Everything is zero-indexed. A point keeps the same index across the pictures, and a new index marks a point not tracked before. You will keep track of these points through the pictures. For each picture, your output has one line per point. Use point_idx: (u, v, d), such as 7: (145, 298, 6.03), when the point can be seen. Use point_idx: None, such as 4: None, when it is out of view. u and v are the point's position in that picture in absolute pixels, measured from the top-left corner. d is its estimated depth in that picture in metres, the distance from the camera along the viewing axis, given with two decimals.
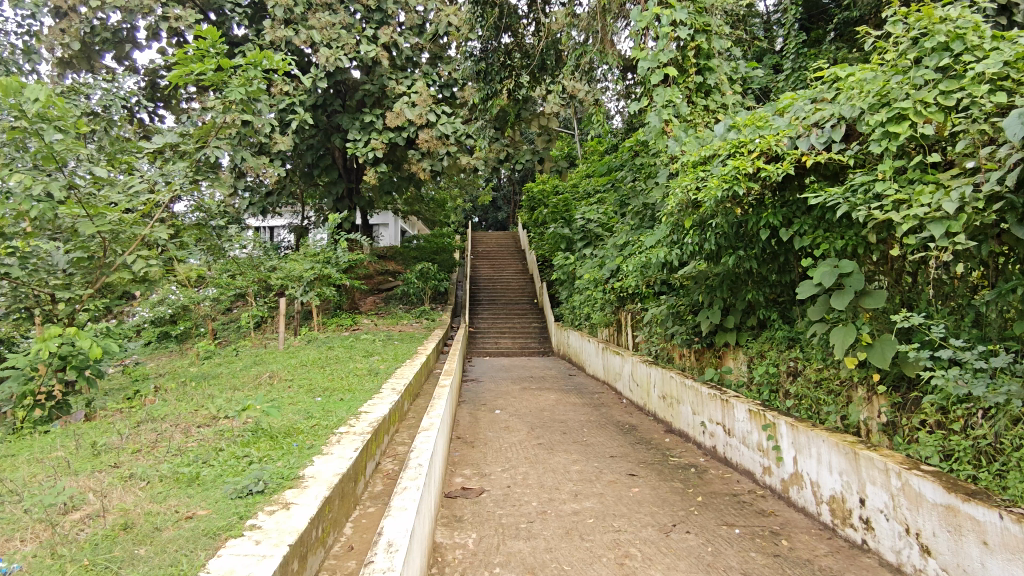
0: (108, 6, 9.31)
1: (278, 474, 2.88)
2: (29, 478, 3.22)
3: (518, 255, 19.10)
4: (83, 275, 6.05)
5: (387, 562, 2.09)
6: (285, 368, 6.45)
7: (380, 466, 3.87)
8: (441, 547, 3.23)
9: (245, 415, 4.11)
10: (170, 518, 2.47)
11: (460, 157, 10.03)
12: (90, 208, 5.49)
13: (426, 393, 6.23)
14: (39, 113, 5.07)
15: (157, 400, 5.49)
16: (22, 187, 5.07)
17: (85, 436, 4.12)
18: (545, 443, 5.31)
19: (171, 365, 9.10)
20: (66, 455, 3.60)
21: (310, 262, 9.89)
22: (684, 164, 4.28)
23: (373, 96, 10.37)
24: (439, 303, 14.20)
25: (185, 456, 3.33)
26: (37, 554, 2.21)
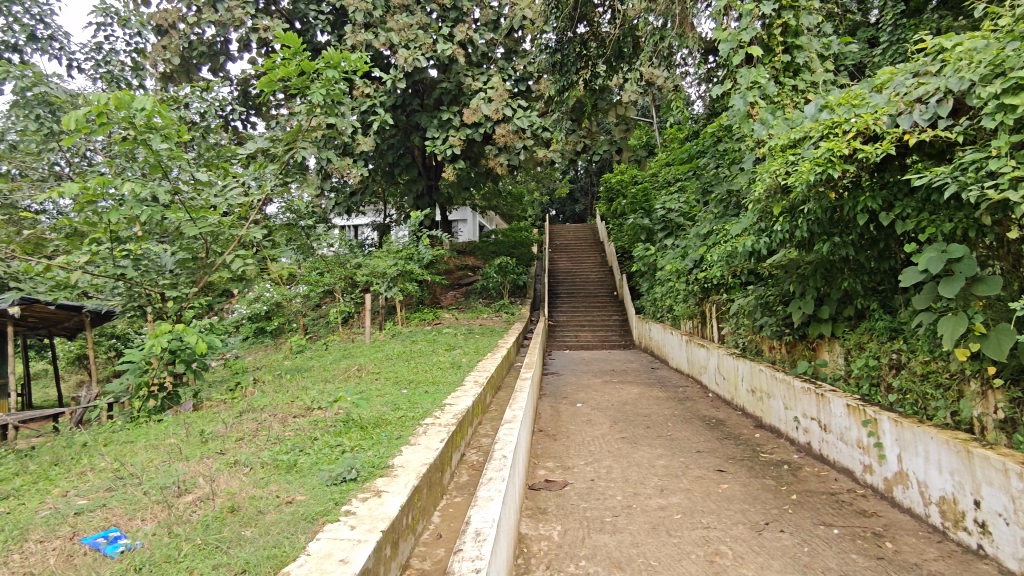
0: (204, 20, 9.89)
1: (370, 463, 2.99)
2: (147, 463, 3.50)
3: (597, 248, 18.94)
4: (188, 275, 6.50)
5: (476, 551, 2.13)
6: (372, 361, 6.69)
7: (465, 457, 3.93)
8: (526, 539, 3.25)
9: (337, 407, 4.28)
10: (273, 502, 2.60)
11: (537, 151, 9.91)
12: (193, 212, 5.88)
13: (508, 386, 6.29)
14: (147, 124, 5.45)
15: (257, 391, 5.83)
16: (134, 195, 5.49)
17: (194, 424, 4.43)
18: (629, 437, 5.25)
19: (268, 359, 9.63)
20: (178, 441, 3.89)
21: (394, 259, 10.18)
22: (772, 148, 4.10)
23: (451, 94, 10.53)
24: (519, 297, 14.28)
25: (284, 445, 3.51)
26: (156, 533, 2.39)
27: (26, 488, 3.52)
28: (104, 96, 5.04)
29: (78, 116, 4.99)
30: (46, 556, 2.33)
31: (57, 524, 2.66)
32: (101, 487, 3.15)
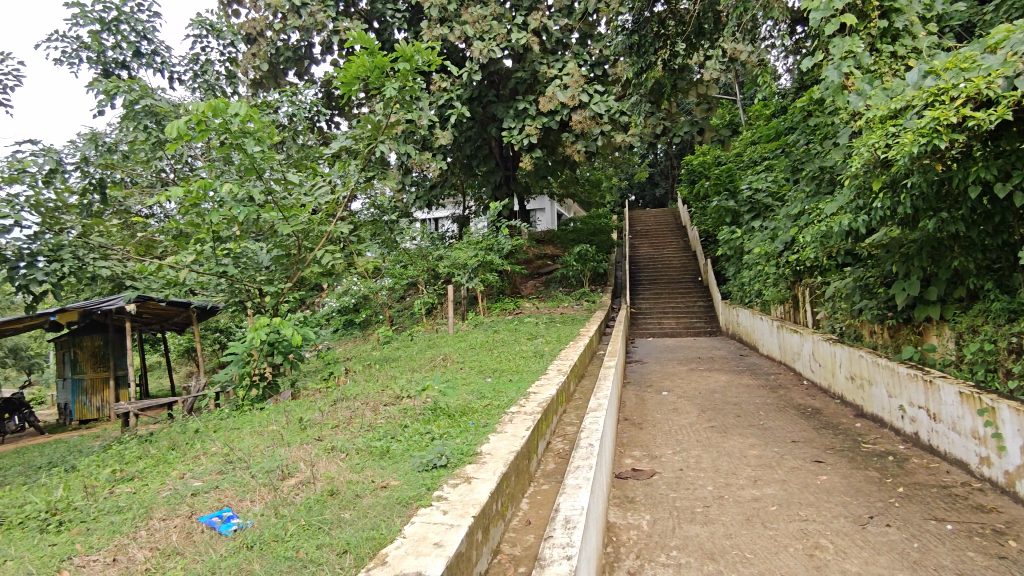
0: (289, 26, 10.33)
1: (459, 450, 3.06)
2: (253, 448, 3.73)
3: (680, 232, 18.46)
4: (283, 270, 6.84)
5: (566, 538, 2.14)
6: (457, 351, 6.83)
7: (551, 445, 3.94)
8: (615, 527, 3.24)
9: (425, 395, 4.41)
10: (369, 486, 2.71)
11: (615, 136, 9.77)
12: (285, 210, 6.17)
13: (591, 374, 6.26)
14: (241, 129, 5.76)
15: (349, 381, 6.08)
16: (231, 196, 5.83)
17: (293, 412, 4.68)
18: (718, 425, 5.11)
19: (357, 350, 10.02)
20: (280, 428, 4.13)
21: (474, 250, 10.32)
22: (870, 120, 3.86)
23: (526, 83, 10.51)
24: (599, 285, 14.16)
25: (376, 432, 3.64)
26: (264, 513, 2.55)
27: (149, 470, 3.84)
28: (202, 104, 5.37)
29: (180, 124, 5.34)
30: (169, 532, 2.54)
31: (177, 503, 2.89)
32: (214, 470, 3.40)
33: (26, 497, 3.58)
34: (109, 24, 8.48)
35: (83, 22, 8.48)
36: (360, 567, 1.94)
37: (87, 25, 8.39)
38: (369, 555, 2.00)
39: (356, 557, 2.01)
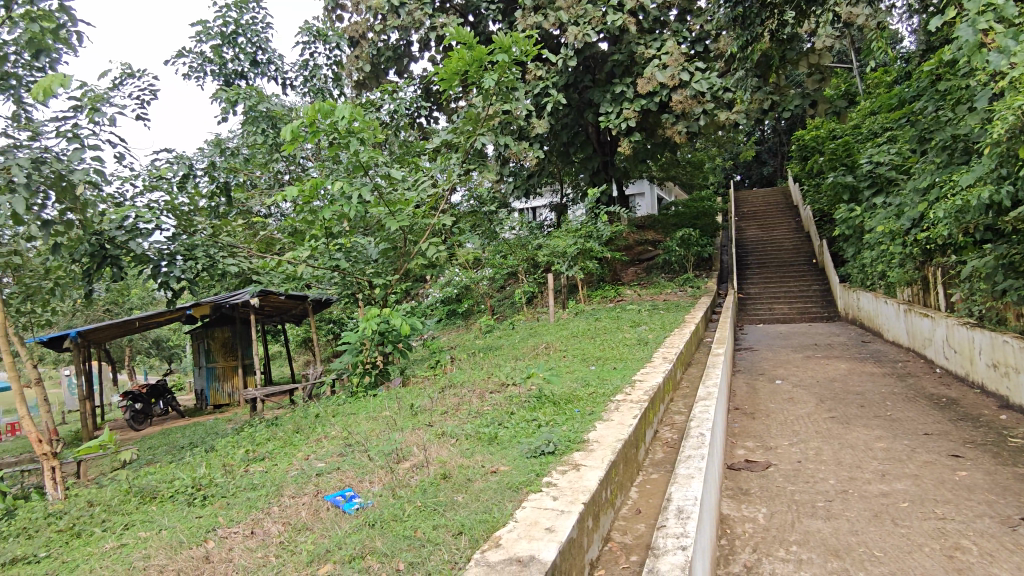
0: (389, 26, 10.66)
1: (566, 437, 3.07)
2: (369, 432, 3.92)
3: (790, 212, 17.48)
4: (391, 263, 7.13)
5: (680, 528, 2.09)
6: (559, 339, 6.84)
7: (659, 434, 3.87)
8: (729, 520, 3.14)
9: (530, 382, 4.45)
10: (479, 471, 2.78)
11: (718, 114, 9.37)
12: (390, 205, 6.41)
13: (699, 362, 6.08)
14: (348, 130, 6.01)
15: (455, 368, 6.25)
16: (341, 193, 6.12)
17: (404, 398, 4.88)
18: (839, 416, 4.81)
19: (462, 339, 10.28)
20: (393, 414, 4.32)
21: (574, 238, 10.26)
22: (1015, 79, 3.48)
23: (623, 66, 10.28)
24: (703, 270, 13.69)
25: (484, 418, 3.72)
26: (383, 494, 2.68)
27: (278, 451, 4.13)
28: (313, 107, 5.66)
29: (293, 127, 5.67)
30: (299, 509, 2.73)
31: (303, 482, 3.09)
32: (335, 452, 3.60)
33: (174, 473, 3.96)
34: (229, 37, 9.12)
35: (206, 37, 9.16)
36: (475, 548, 2.00)
37: (209, 40, 9.06)
38: (484, 538, 2.05)
39: (470, 539, 2.07)
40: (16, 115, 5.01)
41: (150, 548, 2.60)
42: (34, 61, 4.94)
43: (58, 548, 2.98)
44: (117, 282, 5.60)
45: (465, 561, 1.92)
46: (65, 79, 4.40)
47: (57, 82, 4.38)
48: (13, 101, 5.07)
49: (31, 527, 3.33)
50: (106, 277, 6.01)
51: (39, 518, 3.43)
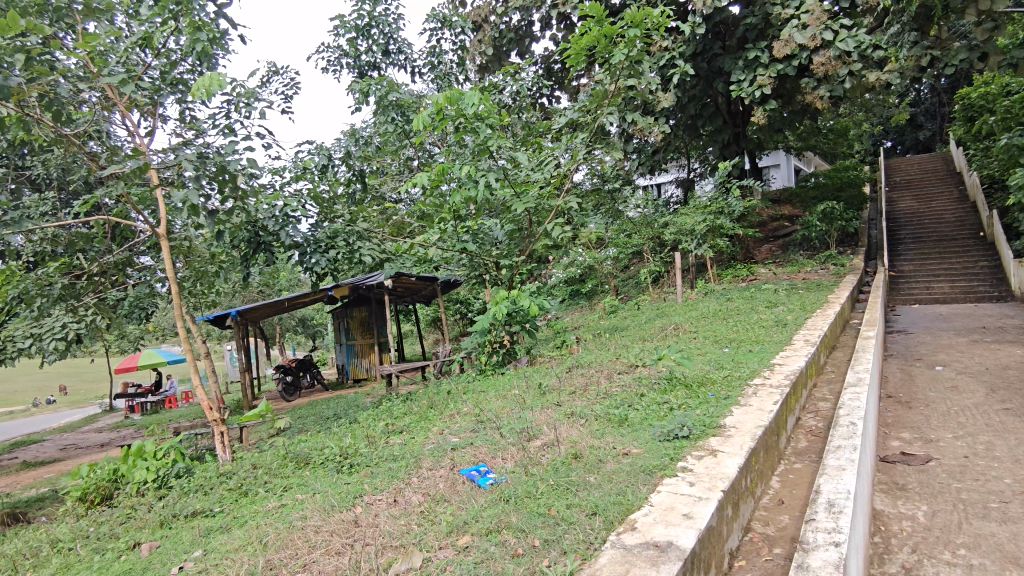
0: (511, 8, 10.69)
1: (702, 421, 2.96)
2: (500, 410, 4.01)
3: (953, 180, 15.64)
4: (517, 244, 7.22)
5: (831, 523, 1.95)
6: (689, 320, 6.62)
7: (802, 422, 3.63)
8: (884, 517, 2.90)
9: (661, 364, 4.33)
10: (611, 452, 2.76)
11: (866, 74, 8.54)
12: (516, 186, 6.48)
13: (845, 345, 5.63)
14: (474, 114, 6.10)
15: (582, 348, 6.27)
16: (469, 176, 6.25)
17: (533, 377, 4.95)
18: (1015, 408, 4.27)
19: (586, 319, 10.26)
20: (522, 392, 4.39)
21: (703, 215, 9.78)
22: None
23: (757, 29, 9.63)
24: (848, 246, 12.66)
25: (613, 399, 3.68)
26: (516, 470, 2.74)
27: (414, 425, 4.34)
28: (442, 95, 5.83)
29: (423, 115, 5.86)
30: (437, 481, 2.85)
31: (440, 456, 3.23)
32: (468, 428, 3.73)
33: (323, 442, 4.28)
34: (362, 29, 9.56)
35: (342, 31, 9.67)
36: (610, 530, 1.98)
37: (346, 34, 9.55)
38: (618, 520, 2.03)
39: (605, 520, 2.06)
40: (182, 116, 5.58)
41: (306, 509, 2.84)
42: (195, 64, 5.45)
43: (230, 504, 3.34)
44: (270, 266, 6.12)
45: (601, 542, 1.92)
46: (220, 79, 4.81)
47: (215, 81, 4.79)
48: (179, 103, 5.65)
49: (207, 484, 3.74)
50: (261, 261, 6.57)
51: (214, 476, 3.86)
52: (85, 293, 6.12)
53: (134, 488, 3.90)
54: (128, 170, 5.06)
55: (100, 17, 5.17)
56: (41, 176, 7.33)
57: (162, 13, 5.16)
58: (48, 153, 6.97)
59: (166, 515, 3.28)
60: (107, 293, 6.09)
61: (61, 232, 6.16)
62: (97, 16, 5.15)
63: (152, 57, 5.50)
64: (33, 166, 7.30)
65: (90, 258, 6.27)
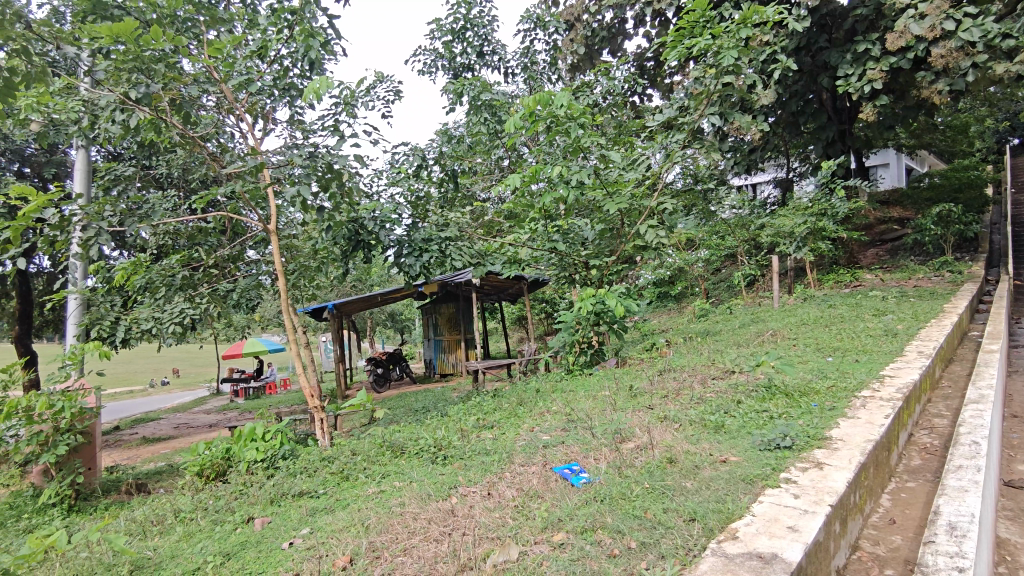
0: (605, 6, 10.57)
1: (805, 432, 2.84)
2: (590, 410, 4.01)
3: None
4: (607, 244, 7.16)
5: (953, 547, 1.84)
6: (787, 326, 6.34)
7: (915, 438, 3.41)
8: (1009, 546, 2.68)
9: (759, 371, 4.18)
10: (707, 458, 2.70)
11: (993, 66, 7.87)
12: (608, 186, 6.43)
13: (962, 359, 5.23)
14: (567, 114, 6.09)
15: (672, 351, 6.15)
16: (560, 176, 6.26)
17: (623, 379, 4.91)
18: None
19: (674, 322, 10.05)
20: (612, 394, 4.36)
21: (803, 216, 9.27)
22: None
23: (867, 20, 9.09)
24: (966, 252, 11.72)
25: (708, 405, 3.60)
26: (610, 471, 2.73)
27: (504, 421, 4.41)
28: (535, 96, 5.87)
29: (516, 116, 5.93)
30: (529, 477, 2.89)
31: (532, 452, 3.27)
32: (558, 427, 3.75)
33: (418, 432, 4.43)
34: (458, 32, 9.77)
35: (439, 35, 9.91)
36: (710, 538, 1.94)
37: (442, 37, 9.79)
38: (719, 527, 1.99)
39: (704, 527, 2.02)
40: (292, 118, 5.91)
41: (405, 497, 2.95)
42: (305, 69, 5.76)
43: (332, 487, 3.52)
44: (368, 263, 6.39)
45: (700, 548, 1.88)
46: (327, 81, 5.06)
47: (322, 84, 5.04)
48: (289, 106, 5.99)
49: (311, 467, 3.95)
50: (359, 258, 6.86)
51: (317, 460, 4.07)
52: (202, 283, 6.60)
53: (245, 466, 4.18)
54: (244, 169, 5.43)
55: (222, 27, 5.56)
56: (164, 175, 7.96)
57: (277, 23, 5.50)
58: (171, 155, 7.55)
59: (275, 493, 3.50)
60: (221, 284, 6.54)
61: (183, 226, 6.68)
62: (219, 26, 5.53)
63: (266, 63, 5.85)
64: (158, 166, 7.93)
65: (206, 251, 6.76)
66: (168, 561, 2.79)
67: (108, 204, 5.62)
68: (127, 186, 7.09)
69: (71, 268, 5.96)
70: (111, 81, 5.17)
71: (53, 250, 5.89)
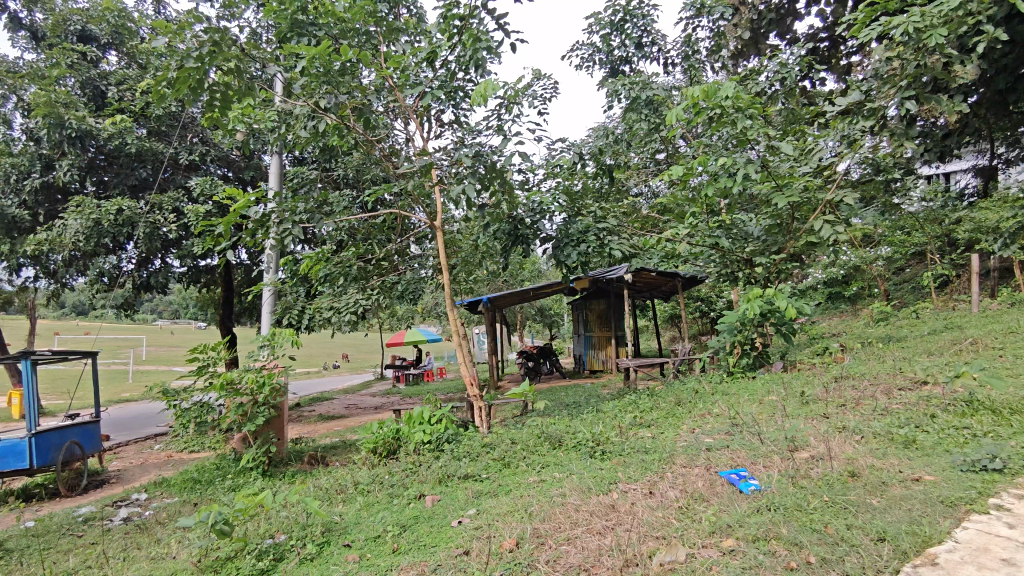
0: None
1: (1021, 455, 2.50)
2: (758, 415, 3.81)
3: None
4: (774, 241, 6.74)
5: None
6: (991, 334, 5.58)
7: None
8: None
9: (957, 383, 3.73)
10: (897, 476, 2.47)
11: None
12: (778, 179, 6.04)
13: None
14: (735, 104, 5.80)
15: (848, 358, 5.68)
16: (724, 169, 6.00)
17: (793, 384, 4.62)
18: None
19: (848, 325, 9.25)
20: (781, 399, 4.12)
21: (1013, 209, 8.08)
22: None
23: None
24: None
25: (896, 418, 3.28)
26: (783, 480, 2.58)
27: (663, 420, 4.33)
28: (700, 88, 5.65)
29: (680, 108, 5.75)
30: (694, 479, 2.82)
31: (695, 454, 3.19)
32: (722, 430, 3.61)
33: (575, 426, 4.47)
34: (617, 24, 9.66)
35: (597, 28, 9.87)
36: (904, 561, 1.79)
37: (600, 31, 9.74)
38: (915, 551, 1.82)
39: (896, 549, 1.85)
40: (459, 120, 6.21)
41: (565, 488, 3.00)
42: (471, 72, 6.01)
43: (495, 472, 3.68)
44: (526, 258, 6.55)
45: (891, 572, 1.74)
46: (492, 84, 5.25)
47: (489, 86, 5.24)
48: (456, 108, 6.29)
49: (473, 452, 4.15)
50: (517, 253, 7.05)
51: (479, 446, 4.26)
52: (374, 275, 7.15)
53: (414, 446, 4.49)
54: (416, 169, 5.79)
55: (396, 37, 5.95)
56: (342, 177, 8.69)
57: (446, 29, 5.78)
58: (347, 158, 8.24)
59: (443, 473, 3.73)
60: (390, 276, 7.04)
61: (359, 223, 7.27)
62: (394, 36, 5.92)
63: (435, 68, 6.19)
64: (336, 168, 8.69)
65: (378, 246, 7.31)
66: (353, 526, 3.08)
67: (299, 203, 6.27)
68: (312, 187, 7.83)
69: (267, 261, 6.72)
70: (305, 93, 5.75)
71: (253, 244, 6.67)
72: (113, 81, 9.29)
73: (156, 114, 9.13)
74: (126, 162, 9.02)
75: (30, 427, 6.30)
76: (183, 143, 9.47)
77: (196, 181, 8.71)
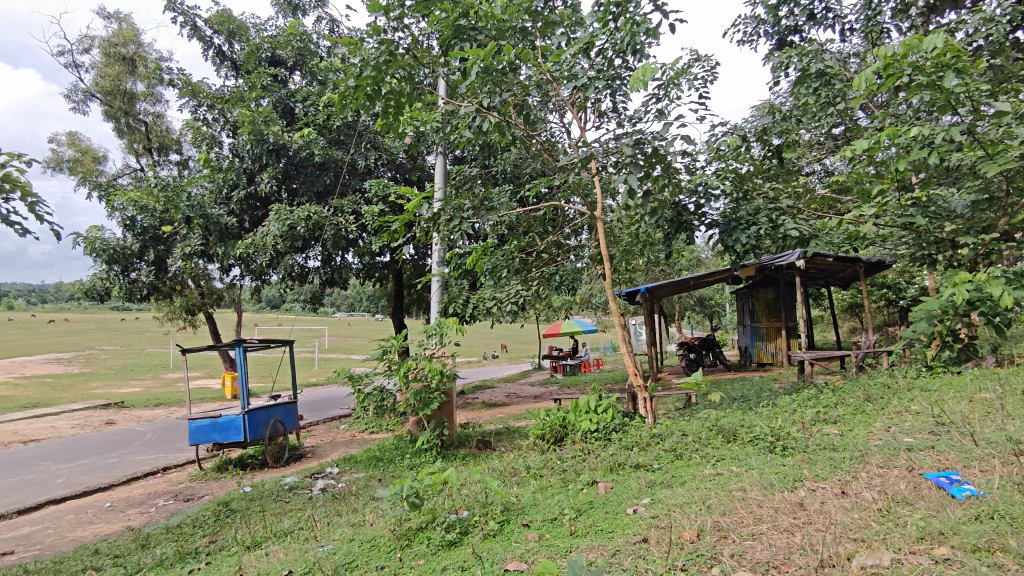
0: None
1: None
2: (969, 415, 3.39)
3: None
4: (982, 219, 5.91)
5: None
6: None
7: None
8: None
9: None
10: None
11: None
12: (986, 147, 5.29)
13: None
14: (932, 65, 5.15)
15: None
16: (918, 139, 5.37)
17: (1010, 381, 4.05)
18: None
19: None
20: (997, 398, 3.63)
21: None
22: None
23: None
24: None
25: None
26: (1005, 487, 2.29)
27: (851, 417, 4.00)
28: (887, 50, 5.10)
29: (862, 75, 5.24)
30: (894, 480, 2.58)
31: (893, 454, 2.92)
32: (925, 430, 3.27)
33: (749, 420, 4.26)
34: None
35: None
36: None
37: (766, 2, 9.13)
38: None
39: None
40: (618, 108, 6.15)
41: (746, 482, 2.90)
42: (628, 58, 5.92)
43: (667, 463, 3.63)
44: (690, 245, 6.34)
45: None
46: (651, 69, 5.14)
47: (648, 71, 5.14)
48: (614, 96, 6.23)
49: (642, 442, 4.13)
50: (680, 241, 6.86)
51: (647, 436, 4.22)
52: (535, 267, 7.32)
53: (580, 434, 4.56)
54: (576, 161, 5.82)
55: (553, 31, 6.03)
56: (501, 173, 8.98)
57: (602, 18, 5.75)
58: (506, 154, 8.49)
59: (614, 462, 3.75)
60: (551, 268, 7.16)
61: (521, 217, 7.48)
62: (550, 30, 6.00)
63: (591, 57, 6.19)
64: (496, 165, 8.99)
65: (538, 238, 7.47)
66: (530, 507, 3.21)
67: (465, 200, 6.60)
68: (474, 184, 8.18)
69: (436, 255, 7.14)
70: (468, 94, 6.03)
71: (424, 240, 7.12)
72: (300, 98, 10.36)
73: (336, 125, 10.06)
74: (313, 170, 10.03)
75: (244, 405, 7.25)
76: (359, 150, 10.34)
77: (371, 184, 9.49)
